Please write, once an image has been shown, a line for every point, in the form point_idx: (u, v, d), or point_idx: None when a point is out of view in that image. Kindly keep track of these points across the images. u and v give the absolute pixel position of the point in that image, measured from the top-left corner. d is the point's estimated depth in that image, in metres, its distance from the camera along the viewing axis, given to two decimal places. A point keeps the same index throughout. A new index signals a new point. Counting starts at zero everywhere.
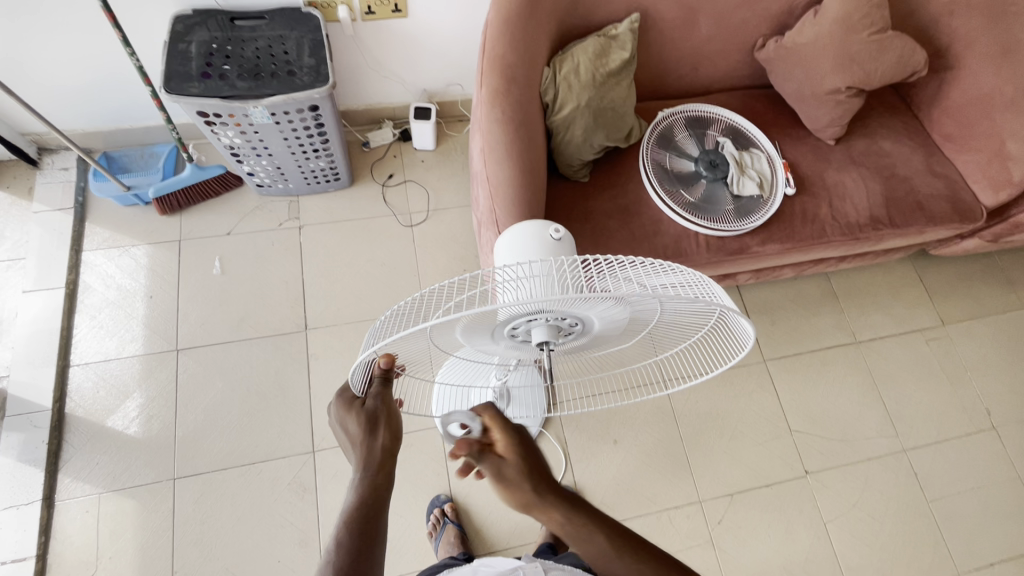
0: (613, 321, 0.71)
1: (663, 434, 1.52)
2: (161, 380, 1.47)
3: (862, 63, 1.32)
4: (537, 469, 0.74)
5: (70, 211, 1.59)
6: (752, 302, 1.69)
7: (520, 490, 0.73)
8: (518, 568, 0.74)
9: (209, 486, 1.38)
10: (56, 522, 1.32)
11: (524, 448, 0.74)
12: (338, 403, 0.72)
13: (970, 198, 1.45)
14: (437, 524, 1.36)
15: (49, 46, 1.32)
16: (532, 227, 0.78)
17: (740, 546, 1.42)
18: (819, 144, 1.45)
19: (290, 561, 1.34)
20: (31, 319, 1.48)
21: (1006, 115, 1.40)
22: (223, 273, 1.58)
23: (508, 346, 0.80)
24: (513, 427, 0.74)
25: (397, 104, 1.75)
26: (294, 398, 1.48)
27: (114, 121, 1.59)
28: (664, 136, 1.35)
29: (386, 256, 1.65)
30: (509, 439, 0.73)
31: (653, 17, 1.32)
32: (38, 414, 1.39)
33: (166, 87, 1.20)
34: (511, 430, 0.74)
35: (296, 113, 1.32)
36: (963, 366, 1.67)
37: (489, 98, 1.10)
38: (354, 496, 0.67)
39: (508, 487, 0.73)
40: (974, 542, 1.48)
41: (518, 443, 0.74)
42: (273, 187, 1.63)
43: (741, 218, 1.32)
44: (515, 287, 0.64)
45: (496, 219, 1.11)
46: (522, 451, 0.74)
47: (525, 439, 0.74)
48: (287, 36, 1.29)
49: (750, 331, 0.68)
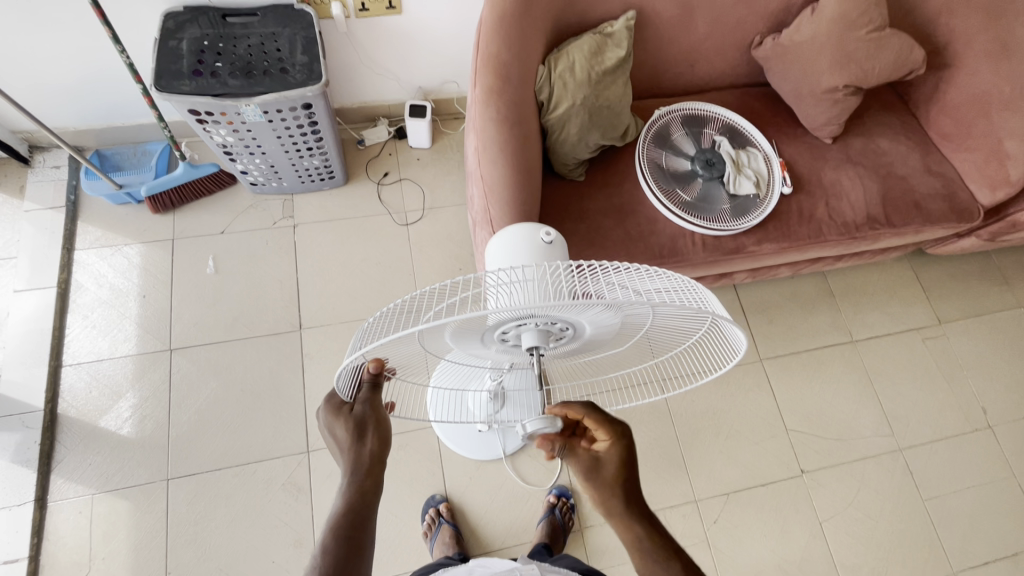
0: (605, 326, 0.70)
1: (659, 434, 1.51)
2: (154, 380, 1.46)
3: (859, 62, 1.31)
4: (629, 479, 0.71)
5: (62, 209, 1.57)
6: (748, 301, 1.69)
7: (599, 493, 0.70)
8: (517, 569, 0.71)
9: (203, 486, 1.37)
10: (49, 523, 1.31)
11: (623, 454, 0.70)
12: (325, 409, 0.71)
13: (966, 197, 1.45)
14: (432, 524, 1.35)
15: (39, 43, 1.30)
16: (523, 229, 0.77)
17: (736, 546, 1.42)
18: (816, 143, 1.44)
19: (284, 561, 1.33)
20: (23, 318, 1.47)
21: (1003, 114, 1.40)
22: (216, 272, 1.57)
23: (500, 349, 0.79)
24: (619, 431, 0.70)
25: (392, 102, 1.74)
26: (288, 398, 1.47)
27: (106, 118, 1.58)
28: (661, 134, 1.34)
29: (381, 255, 1.64)
30: (608, 439, 0.70)
31: (649, 15, 1.31)
32: (30, 414, 1.38)
33: (157, 85, 1.19)
34: (613, 432, 0.70)
35: (288, 111, 1.30)
36: (959, 365, 1.67)
37: (483, 96, 1.09)
38: (342, 500, 0.67)
39: (591, 485, 0.71)
40: (971, 540, 1.48)
41: (617, 448, 0.70)
42: (267, 185, 1.62)
43: (737, 217, 1.31)
44: (502, 291, 0.63)
45: (490, 218, 1.10)
46: (618, 456, 0.70)
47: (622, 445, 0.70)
48: (280, 33, 1.27)
49: (742, 338, 0.67)
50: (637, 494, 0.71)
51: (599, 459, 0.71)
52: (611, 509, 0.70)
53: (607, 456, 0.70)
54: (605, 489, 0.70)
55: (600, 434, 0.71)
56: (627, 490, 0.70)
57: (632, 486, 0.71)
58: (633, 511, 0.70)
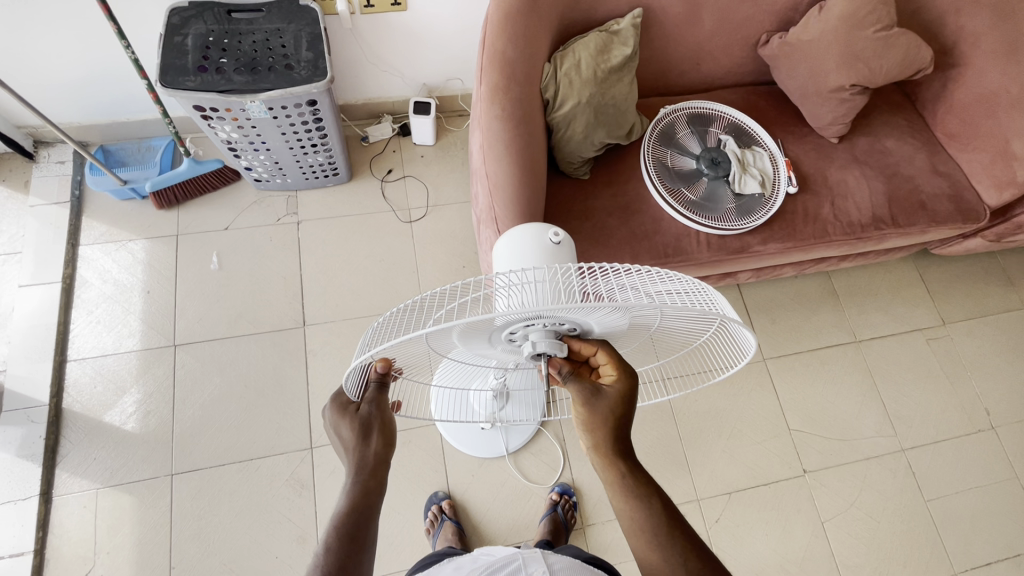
0: (612, 327, 0.70)
1: (662, 432, 1.51)
2: (158, 376, 1.46)
3: (866, 61, 1.31)
4: (625, 421, 0.70)
5: (66, 205, 1.57)
6: (752, 300, 1.69)
7: (591, 420, 0.69)
8: (518, 554, 0.69)
9: (207, 481, 1.38)
10: (54, 517, 1.32)
11: (625, 395, 0.70)
12: (331, 407, 0.72)
13: (973, 198, 1.44)
14: (434, 521, 1.35)
15: (45, 38, 1.30)
16: (531, 230, 0.77)
17: (737, 545, 1.42)
18: (822, 143, 1.44)
19: (287, 557, 1.34)
20: (28, 313, 1.47)
21: (1010, 114, 1.39)
22: (220, 268, 1.57)
23: (505, 350, 0.79)
24: (629, 371, 0.71)
25: (396, 99, 1.73)
26: (292, 395, 1.48)
27: (110, 113, 1.58)
28: (666, 133, 1.33)
29: (384, 252, 1.64)
30: (616, 375, 0.71)
31: (655, 13, 1.31)
32: (35, 409, 1.39)
33: (162, 81, 1.18)
34: (622, 370, 0.71)
35: (293, 108, 1.30)
36: (963, 365, 1.67)
37: (489, 94, 1.08)
38: (347, 500, 0.67)
39: (586, 413, 0.69)
40: (973, 541, 1.48)
41: (623, 385, 0.70)
42: (271, 182, 1.62)
43: (742, 216, 1.31)
44: (512, 292, 0.63)
45: (495, 216, 1.09)
46: (619, 394, 0.69)
47: (631, 388, 0.70)
48: (285, 29, 1.26)
49: (752, 340, 0.67)
50: (626, 440, 0.70)
51: (602, 389, 0.70)
52: (598, 440, 0.70)
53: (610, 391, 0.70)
54: (596, 418, 0.69)
55: (610, 366, 0.71)
56: (618, 430, 0.70)
57: (623, 429, 0.70)
58: (618, 452, 0.70)
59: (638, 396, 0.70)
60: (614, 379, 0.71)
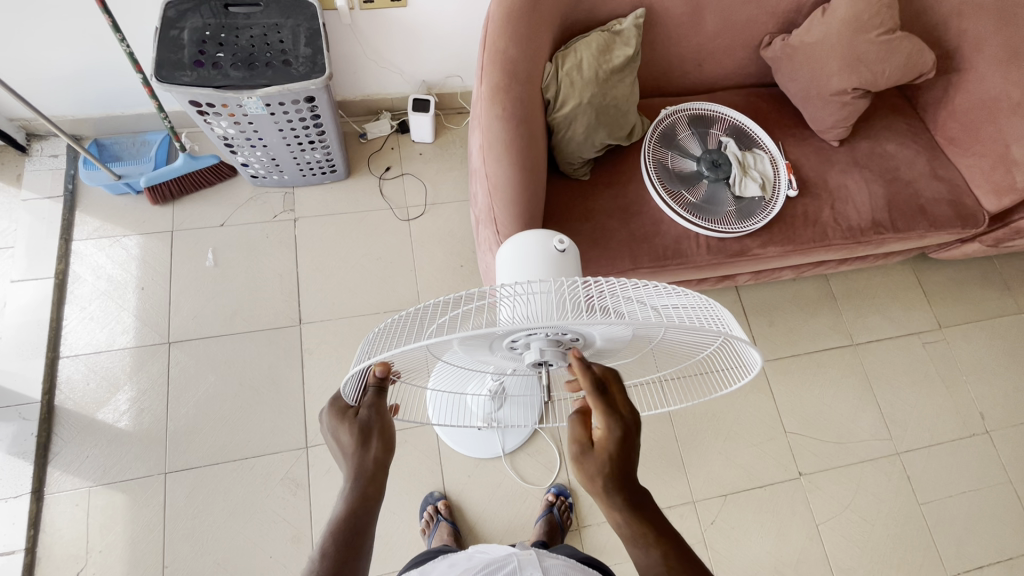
0: (615, 338, 0.69)
1: (658, 434, 1.51)
2: (152, 373, 1.45)
3: (869, 65, 1.30)
4: (621, 468, 0.67)
5: (60, 199, 1.56)
6: (750, 302, 1.69)
7: (590, 471, 0.68)
8: (513, 555, 0.68)
9: (201, 480, 1.37)
10: (45, 515, 1.31)
11: (614, 443, 0.66)
12: (329, 412, 0.70)
13: (972, 203, 1.44)
14: (430, 522, 1.35)
15: (38, 31, 1.28)
16: (535, 237, 0.76)
17: (732, 548, 1.42)
18: (822, 145, 1.43)
19: (281, 557, 1.33)
20: (20, 307, 1.46)
21: (1011, 120, 1.39)
22: (216, 265, 1.56)
23: (504, 356, 0.78)
24: (614, 423, 0.65)
25: (395, 95, 1.72)
26: (287, 393, 1.47)
27: (106, 107, 1.56)
28: (666, 135, 1.32)
29: (382, 250, 1.63)
30: (603, 427, 0.66)
31: (658, 13, 1.30)
32: (27, 406, 1.37)
33: (158, 75, 1.17)
34: (607, 421, 0.65)
35: (291, 104, 1.29)
36: (959, 369, 1.67)
37: (490, 94, 1.07)
38: (345, 504, 0.66)
39: (585, 464, 0.68)
40: (966, 545, 1.49)
41: (611, 443, 0.66)
42: (268, 178, 1.60)
43: (742, 220, 1.30)
44: (516, 303, 0.62)
45: (495, 217, 1.09)
46: (609, 441, 0.66)
47: (622, 432, 0.66)
48: (283, 24, 1.24)
49: (757, 358, 0.66)
50: (627, 464, 0.68)
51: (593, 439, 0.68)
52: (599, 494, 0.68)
53: (598, 445, 0.67)
54: (595, 468, 0.67)
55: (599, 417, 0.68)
56: (617, 481, 0.68)
57: (624, 474, 0.68)
58: (614, 481, 0.68)
59: (627, 440, 0.66)
60: (604, 431, 0.66)
